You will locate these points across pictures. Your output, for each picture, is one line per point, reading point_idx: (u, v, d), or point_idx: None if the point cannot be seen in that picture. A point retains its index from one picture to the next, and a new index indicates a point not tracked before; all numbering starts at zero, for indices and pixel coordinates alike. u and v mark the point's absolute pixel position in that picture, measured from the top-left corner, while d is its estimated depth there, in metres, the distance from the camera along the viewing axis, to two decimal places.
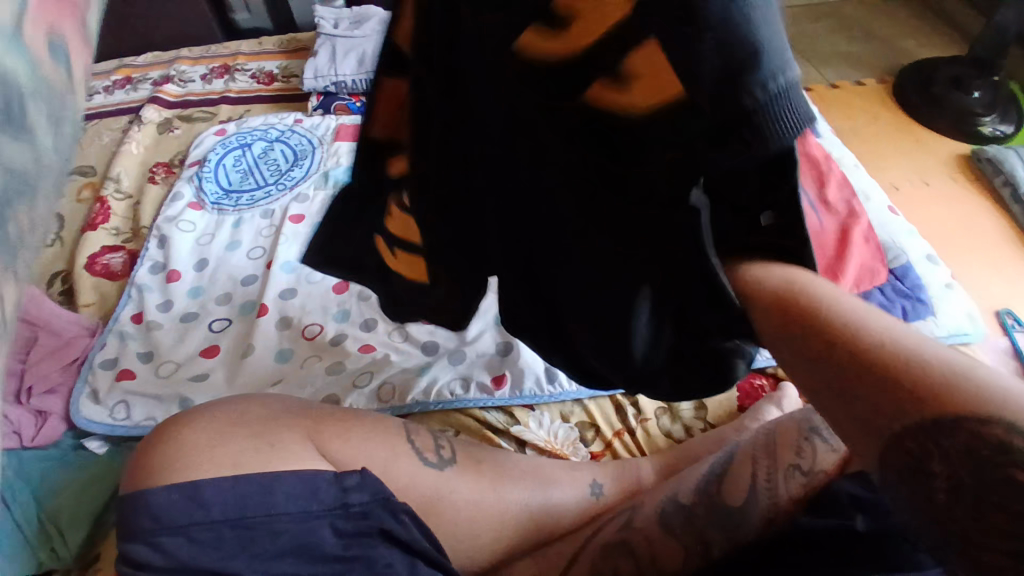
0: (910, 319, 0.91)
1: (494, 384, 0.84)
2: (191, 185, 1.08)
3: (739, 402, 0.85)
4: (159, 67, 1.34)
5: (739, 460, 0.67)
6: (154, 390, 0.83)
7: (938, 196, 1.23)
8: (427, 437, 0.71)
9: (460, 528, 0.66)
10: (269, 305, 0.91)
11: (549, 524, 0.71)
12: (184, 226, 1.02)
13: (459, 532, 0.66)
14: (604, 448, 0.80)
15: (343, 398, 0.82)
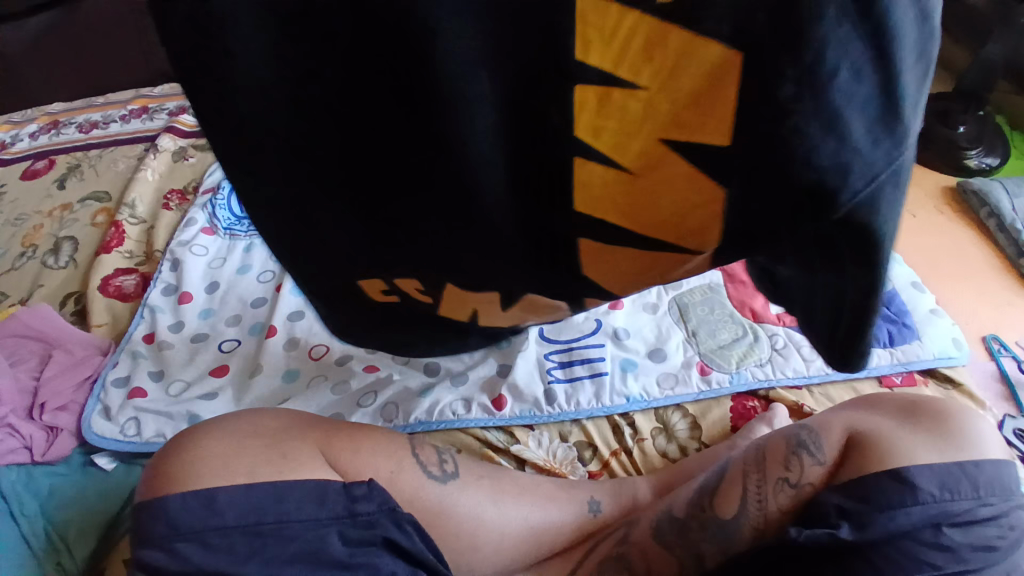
0: (896, 344, 0.89)
1: (493, 406, 0.86)
2: (205, 211, 1.11)
3: (732, 422, 0.86)
4: (174, 98, 1.38)
5: (731, 474, 0.70)
6: (165, 406, 0.84)
7: (925, 227, 1.20)
8: (431, 453, 0.74)
9: (484, 539, 0.71)
10: (277, 327, 0.93)
11: (568, 535, 0.76)
12: (197, 250, 1.05)
13: (485, 542, 0.71)
14: (602, 468, 0.84)
15: (348, 416, 0.85)
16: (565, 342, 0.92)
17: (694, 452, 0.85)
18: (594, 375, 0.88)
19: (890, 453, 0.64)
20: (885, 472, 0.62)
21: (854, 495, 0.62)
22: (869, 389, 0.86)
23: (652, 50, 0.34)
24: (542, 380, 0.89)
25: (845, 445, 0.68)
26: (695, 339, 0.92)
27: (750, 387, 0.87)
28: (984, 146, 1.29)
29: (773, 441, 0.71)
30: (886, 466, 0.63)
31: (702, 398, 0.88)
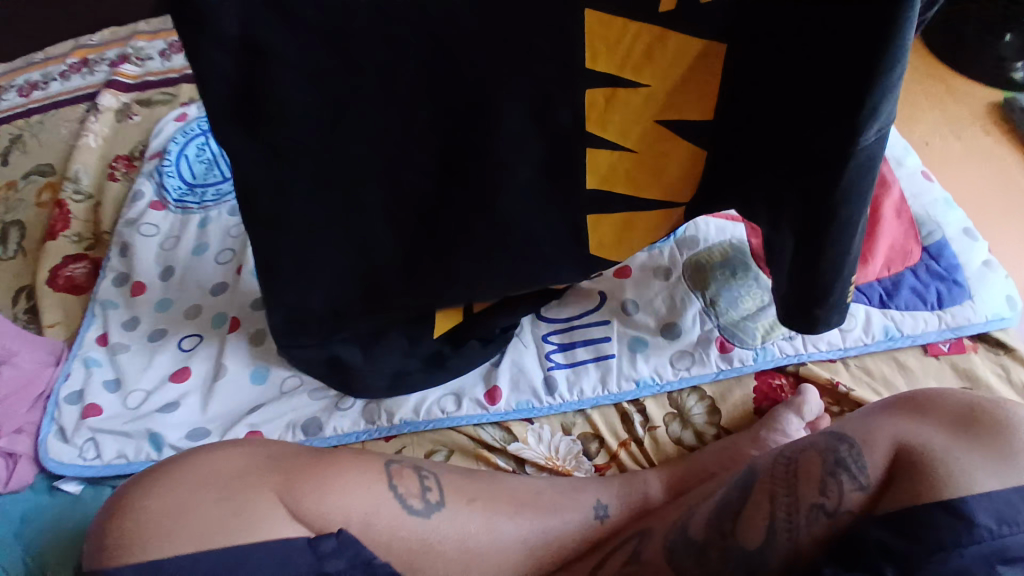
0: (946, 306, 0.78)
1: (487, 400, 0.77)
2: (153, 181, 0.99)
3: (755, 404, 0.77)
4: (116, 45, 1.23)
5: (756, 494, 0.61)
6: (124, 425, 0.76)
7: (969, 153, 1.05)
8: (412, 481, 0.66)
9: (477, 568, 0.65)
10: (241, 319, 0.84)
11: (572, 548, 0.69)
12: (147, 229, 0.93)
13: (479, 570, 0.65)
14: (609, 461, 0.76)
15: (325, 421, 0.76)
16: (565, 319, 0.81)
17: (712, 440, 0.76)
18: (599, 358, 0.78)
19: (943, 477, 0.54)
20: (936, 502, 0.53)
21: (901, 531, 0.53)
22: (912, 360, 0.77)
23: (652, 55, 0.56)
24: (540, 367, 0.78)
25: (891, 460, 0.58)
26: (714, 309, 0.80)
27: (779, 364, 0.77)
28: None
29: (808, 456, 0.61)
30: (937, 496, 0.53)
31: (723, 378, 0.78)
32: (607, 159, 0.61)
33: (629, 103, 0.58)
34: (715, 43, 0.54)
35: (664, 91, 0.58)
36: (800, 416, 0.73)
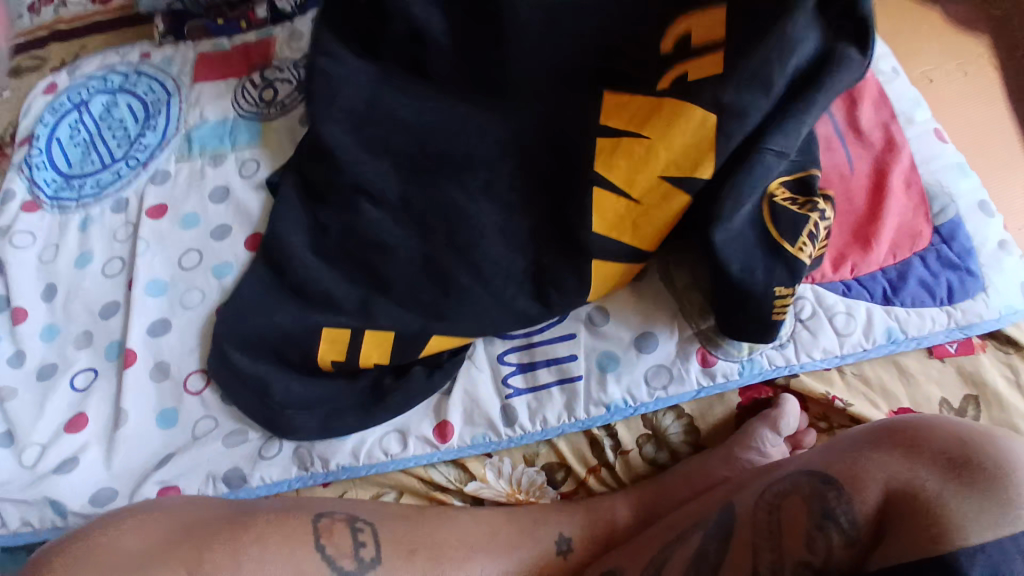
0: (955, 300, 0.67)
1: (437, 438, 0.67)
2: (23, 175, 0.82)
3: (737, 419, 0.68)
4: None
5: (736, 550, 0.55)
6: (18, 490, 0.66)
7: (981, 91, 0.90)
8: (343, 537, 0.59)
9: None
10: (137, 352, 0.70)
11: None
12: (19, 239, 0.78)
13: None
14: (576, 487, 0.69)
15: (250, 473, 0.66)
16: (520, 334, 0.70)
17: (686, 457, 0.69)
18: (564, 381, 0.68)
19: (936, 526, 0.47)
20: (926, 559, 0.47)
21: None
22: (914, 364, 0.67)
23: (648, 120, 0.62)
24: (499, 395, 0.68)
25: (880, 507, 0.51)
26: (682, 313, 0.69)
27: (767, 377, 0.66)
28: None
29: (792, 501, 0.54)
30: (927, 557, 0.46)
31: (703, 396, 0.68)
32: (612, 205, 0.64)
33: (633, 153, 0.62)
34: (707, 114, 0.59)
35: (668, 145, 0.61)
36: (778, 431, 0.65)
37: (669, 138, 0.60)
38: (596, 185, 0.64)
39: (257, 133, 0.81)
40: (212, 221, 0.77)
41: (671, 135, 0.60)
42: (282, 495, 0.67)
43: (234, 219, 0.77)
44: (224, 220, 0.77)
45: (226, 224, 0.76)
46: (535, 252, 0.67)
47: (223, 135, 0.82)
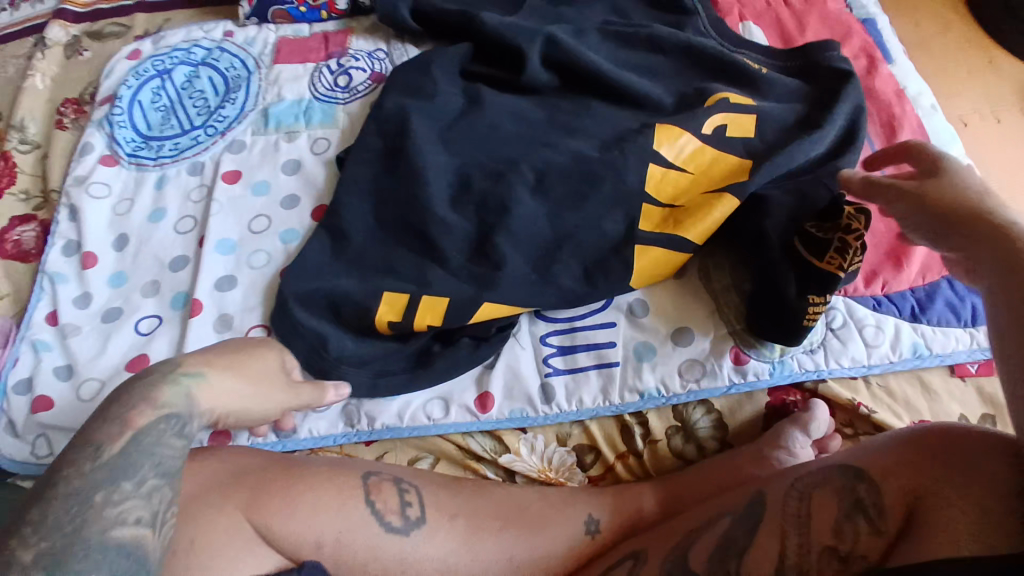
0: (978, 323, 0.71)
1: (477, 408, 0.70)
2: (103, 131, 0.87)
3: (764, 420, 0.71)
4: None
5: (765, 531, 0.57)
6: (77, 421, 0.68)
7: (1014, 135, 0.99)
8: (391, 495, 0.60)
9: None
10: (203, 302, 0.74)
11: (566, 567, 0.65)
12: (96, 189, 0.82)
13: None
14: (603, 472, 0.72)
15: (299, 424, 0.70)
16: (564, 320, 0.73)
17: (713, 453, 0.72)
18: (601, 365, 0.71)
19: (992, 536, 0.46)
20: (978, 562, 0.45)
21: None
22: (937, 381, 0.70)
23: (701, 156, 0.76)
24: (538, 372, 0.72)
25: (908, 496, 0.53)
26: (721, 314, 0.72)
27: (795, 379, 0.70)
28: None
29: (820, 493, 0.57)
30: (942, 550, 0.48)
31: (733, 393, 0.71)
32: (657, 214, 0.73)
33: (680, 184, 0.74)
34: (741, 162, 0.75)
35: (706, 179, 0.75)
36: (806, 432, 0.68)
37: (709, 168, 0.75)
38: (643, 201, 0.73)
39: (332, 116, 0.87)
40: (282, 190, 0.82)
41: (711, 165, 0.75)
42: (327, 449, 0.70)
43: (302, 189, 0.82)
44: (292, 190, 0.82)
45: (295, 194, 0.81)
46: (579, 254, 0.72)
47: (299, 112, 0.87)
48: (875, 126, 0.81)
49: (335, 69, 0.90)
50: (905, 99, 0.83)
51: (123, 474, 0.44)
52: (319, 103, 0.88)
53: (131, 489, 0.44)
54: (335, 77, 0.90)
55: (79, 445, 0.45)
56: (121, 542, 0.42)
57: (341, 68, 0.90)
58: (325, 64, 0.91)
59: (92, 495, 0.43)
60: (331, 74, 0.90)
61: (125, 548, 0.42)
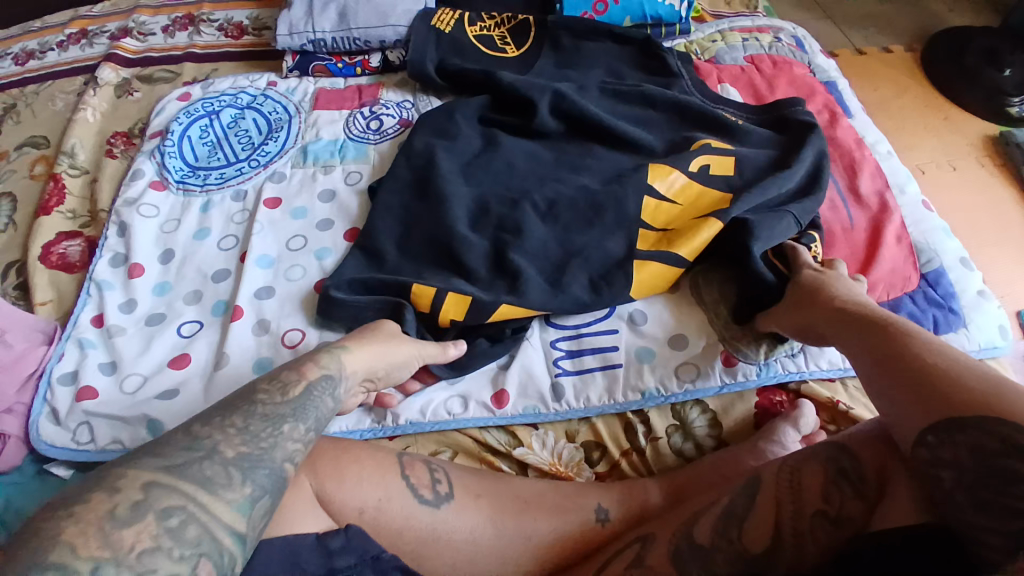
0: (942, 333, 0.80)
1: (494, 404, 0.77)
2: (153, 160, 0.96)
3: (754, 418, 0.78)
4: (117, 18, 1.21)
5: (762, 502, 0.62)
6: (118, 409, 0.74)
7: (966, 181, 1.14)
8: (423, 472, 0.66)
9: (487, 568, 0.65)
10: (243, 308, 0.81)
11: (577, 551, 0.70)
12: (145, 210, 0.91)
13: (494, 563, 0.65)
14: (610, 469, 0.77)
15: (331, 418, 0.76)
16: (572, 328, 0.81)
17: (711, 451, 0.77)
18: (606, 367, 0.79)
19: (921, 502, 0.51)
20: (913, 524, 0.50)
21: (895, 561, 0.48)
22: None
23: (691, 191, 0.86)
24: (549, 373, 0.79)
25: (883, 466, 0.60)
26: (718, 323, 0.81)
27: (781, 380, 0.78)
28: None
29: (809, 466, 0.63)
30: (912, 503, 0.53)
31: (726, 392, 0.79)
32: (652, 236, 0.83)
33: (670, 214, 0.85)
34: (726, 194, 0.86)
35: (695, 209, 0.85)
36: (797, 427, 0.75)
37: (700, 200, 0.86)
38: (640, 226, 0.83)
39: (364, 153, 0.97)
40: (318, 215, 0.90)
41: (702, 198, 0.86)
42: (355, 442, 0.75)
43: (336, 215, 0.90)
44: (327, 215, 0.90)
45: (330, 219, 0.90)
46: (587, 267, 0.81)
47: (334, 150, 0.97)
48: (840, 168, 0.94)
49: (368, 114, 1.01)
50: (864, 146, 0.97)
51: (302, 414, 0.52)
52: (352, 142, 0.98)
53: (302, 433, 0.52)
54: (368, 121, 1.00)
55: (272, 380, 0.54)
56: (283, 472, 0.49)
57: (374, 114, 1.01)
58: (359, 110, 1.02)
59: (281, 424, 0.51)
60: (364, 118, 1.01)
61: (283, 477, 0.49)
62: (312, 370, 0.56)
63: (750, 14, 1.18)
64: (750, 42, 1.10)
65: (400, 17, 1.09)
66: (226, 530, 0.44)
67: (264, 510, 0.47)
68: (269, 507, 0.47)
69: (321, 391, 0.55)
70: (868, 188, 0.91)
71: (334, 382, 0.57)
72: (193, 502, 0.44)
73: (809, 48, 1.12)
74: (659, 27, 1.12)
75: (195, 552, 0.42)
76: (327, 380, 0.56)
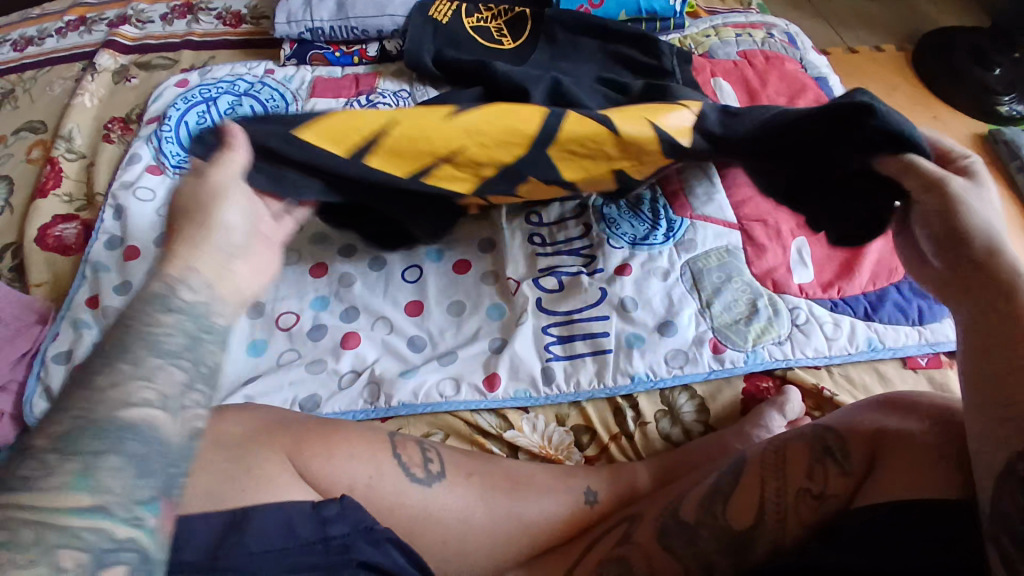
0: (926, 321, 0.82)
1: (485, 387, 0.78)
2: (150, 145, 0.97)
3: (741, 404, 0.80)
4: (116, 6, 1.21)
5: (748, 478, 0.64)
6: None
7: None
8: (414, 451, 0.67)
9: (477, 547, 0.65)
10: None
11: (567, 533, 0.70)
12: (142, 193, 0.91)
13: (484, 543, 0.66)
14: (599, 453, 0.78)
15: (324, 400, 0.77)
16: (564, 314, 0.82)
17: (698, 436, 0.79)
18: (597, 353, 0.80)
19: (939, 480, 0.54)
20: (938, 499, 0.53)
21: (897, 535, 0.53)
22: (892, 371, 0.80)
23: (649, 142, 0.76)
24: (539, 358, 0.80)
25: (873, 449, 0.61)
26: (708, 312, 0.82)
27: (768, 367, 0.80)
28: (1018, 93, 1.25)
29: (793, 446, 0.65)
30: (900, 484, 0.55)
31: (713, 378, 0.80)
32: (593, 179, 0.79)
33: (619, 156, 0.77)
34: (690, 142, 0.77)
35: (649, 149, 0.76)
36: (783, 413, 0.77)
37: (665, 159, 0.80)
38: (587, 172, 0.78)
39: None
40: None
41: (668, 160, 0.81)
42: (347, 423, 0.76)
43: None
44: None
45: None
46: None
47: None
48: None
49: (365, 103, 1.02)
50: None
51: (120, 354, 0.43)
52: None
53: (133, 368, 0.43)
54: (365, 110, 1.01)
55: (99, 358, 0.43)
56: (145, 421, 0.42)
57: (371, 104, 1.02)
58: (356, 99, 1.03)
59: (96, 377, 0.42)
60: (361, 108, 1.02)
61: (148, 427, 0.42)
62: (138, 302, 0.46)
63: (743, 11, 1.19)
64: (743, 38, 1.12)
65: (398, 8, 1.10)
66: (94, 521, 0.38)
67: (117, 471, 0.40)
68: (129, 465, 0.40)
69: (139, 319, 0.46)
70: None
71: (168, 298, 0.47)
72: (44, 519, 0.37)
73: (801, 44, 1.14)
74: (654, 22, 1.13)
75: (41, 548, 0.36)
76: (160, 298, 0.47)
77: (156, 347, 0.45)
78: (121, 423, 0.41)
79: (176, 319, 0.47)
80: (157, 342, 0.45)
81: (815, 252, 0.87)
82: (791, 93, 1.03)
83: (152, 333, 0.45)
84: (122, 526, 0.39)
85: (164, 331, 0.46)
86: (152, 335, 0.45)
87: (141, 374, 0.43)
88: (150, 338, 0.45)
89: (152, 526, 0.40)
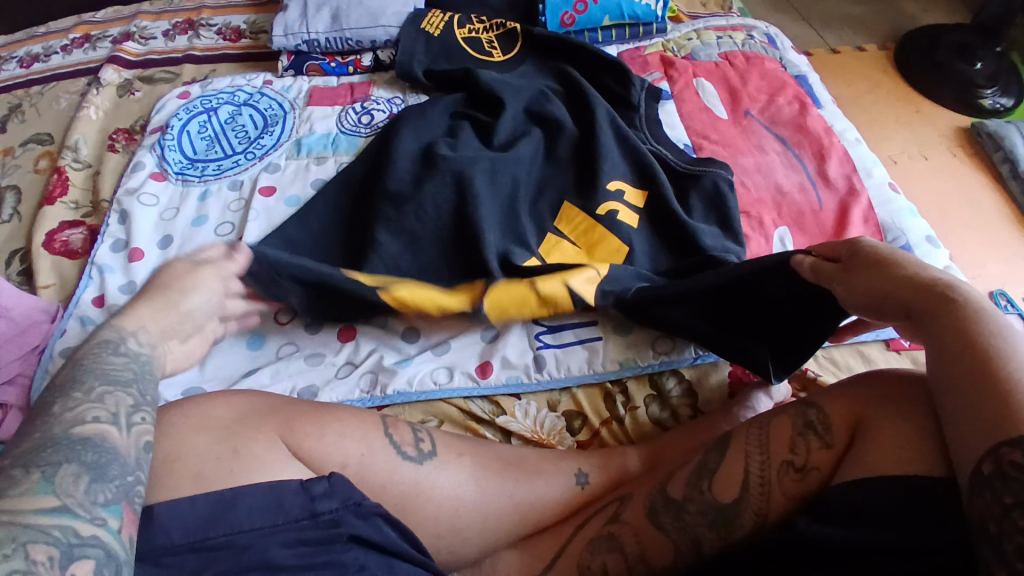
0: None
1: (478, 374, 0.81)
2: (154, 153, 1.00)
3: (728, 387, 0.82)
4: (120, 23, 1.26)
5: (732, 453, 0.65)
6: None
7: (937, 170, 1.19)
8: (406, 431, 0.69)
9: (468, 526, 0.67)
10: None
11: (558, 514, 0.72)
12: (146, 199, 0.95)
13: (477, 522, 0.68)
14: (591, 437, 0.80)
15: (321, 390, 0.79)
16: None
17: (687, 419, 0.81)
18: (585, 341, 0.83)
19: (922, 455, 0.53)
20: (921, 476, 0.52)
21: (884, 507, 0.52)
22: (875, 353, 0.82)
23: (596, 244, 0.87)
24: (530, 346, 0.82)
25: (853, 421, 0.61)
26: None
27: None
28: (999, 87, 1.29)
29: (778, 422, 0.65)
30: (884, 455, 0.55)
31: (700, 362, 0.82)
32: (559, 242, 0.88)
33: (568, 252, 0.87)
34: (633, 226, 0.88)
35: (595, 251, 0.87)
36: (769, 395, 0.79)
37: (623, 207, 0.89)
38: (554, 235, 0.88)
39: (356, 145, 1.01)
40: None
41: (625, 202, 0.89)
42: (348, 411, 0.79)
43: None
44: None
45: None
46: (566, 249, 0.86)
47: (328, 143, 1.01)
48: (809, 155, 0.99)
49: (360, 110, 1.06)
50: (833, 134, 1.02)
51: (72, 386, 0.54)
52: (345, 136, 1.02)
53: (85, 396, 0.54)
54: (360, 116, 1.05)
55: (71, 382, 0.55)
56: (87, 433, 0.51)
57: (365, 110, 1.06)
58: (351, 106, 1.07)
59: (53, 406, 0.53)
60: (356, 113, 1.05)
61: (91, 437, 0.51)
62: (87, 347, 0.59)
63: (725, 14, 1.23)
64: (724, 40, 1.16)
65: (390, 18, 1.14)
66: (38, 511, 0.44)
67: (74, 476, 0.48)
68: (84, 471, 0.48)
69: (92, 358, 0.58)
70: (836, 173, 0.96)
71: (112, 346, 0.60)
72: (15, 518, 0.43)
73: (781, 44, 1.17)
74: (638, 27, 1.17)
75: (14, 545, 0.42)
76: (108, 344, 0.60)
77: (111, 379, 0.56)
78: (76, 438, 0.50)
79: (119, 358, 0.59)
80: (106, 373, 0.57)
81: (798, 240, 0.90)
82: (772, 91, 1.07)
83: (104, 368, 0.57)
84: (82, 523, 0.46)
85: (111, 367, 0.58)
86: (100, 370, 0.57)
87: (92, 399, 0.54)
88: (97, 369, 0.57)
89: (113, 527, 0.47)
